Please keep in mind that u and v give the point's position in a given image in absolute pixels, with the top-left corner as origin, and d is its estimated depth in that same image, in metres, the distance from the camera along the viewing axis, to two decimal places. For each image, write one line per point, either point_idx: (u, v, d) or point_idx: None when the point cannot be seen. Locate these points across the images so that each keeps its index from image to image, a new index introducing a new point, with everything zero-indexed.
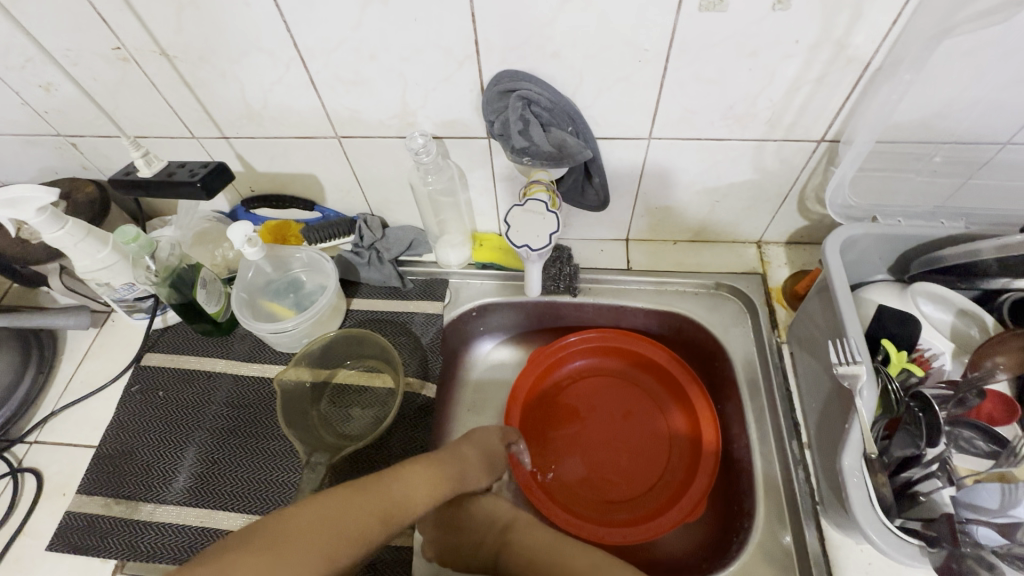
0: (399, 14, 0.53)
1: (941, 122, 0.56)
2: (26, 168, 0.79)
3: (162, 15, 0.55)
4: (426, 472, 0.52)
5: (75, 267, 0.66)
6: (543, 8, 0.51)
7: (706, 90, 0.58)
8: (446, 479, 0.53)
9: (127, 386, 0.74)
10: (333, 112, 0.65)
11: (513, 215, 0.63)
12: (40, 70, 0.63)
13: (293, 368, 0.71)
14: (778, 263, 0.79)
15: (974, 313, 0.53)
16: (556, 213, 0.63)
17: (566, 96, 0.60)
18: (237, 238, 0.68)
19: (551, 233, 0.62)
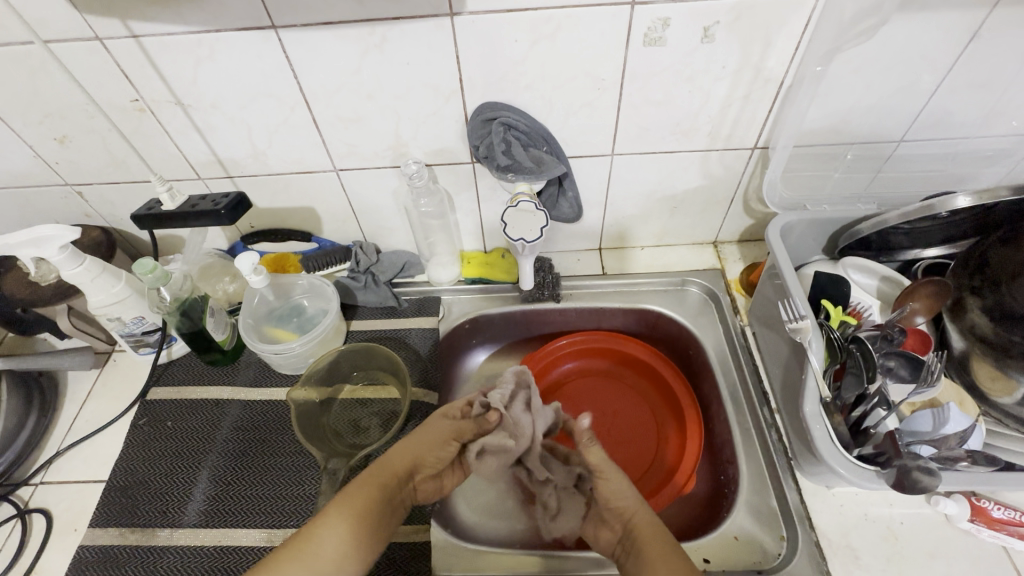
0: (395, 58, 0.62)
1: (845, 127, 0.69)
2: (27, 218, 0.83)
3: (181, 69, 0.63)
4: (347, 512, 0.55)
5: (88, 303, 0.69)
6: (517, 50, 0.62)
7: (656, 110, 0.69)
8: (369, 505, 0.56)
9: (134, 420, 0.76)
10: (332, 147, 0.73)
11: (511, 213, 0.70)
12: (57, 123, 0.69)
13: (301, 386, 0.75)
14: (733, 259, 0.90)
15: (897, 278, 0.63)
16: (544, 210, 0.71)
17: (539, 121, 0.70)
18: (244, 267, 0.73)
19: (542, 227, 0.70)
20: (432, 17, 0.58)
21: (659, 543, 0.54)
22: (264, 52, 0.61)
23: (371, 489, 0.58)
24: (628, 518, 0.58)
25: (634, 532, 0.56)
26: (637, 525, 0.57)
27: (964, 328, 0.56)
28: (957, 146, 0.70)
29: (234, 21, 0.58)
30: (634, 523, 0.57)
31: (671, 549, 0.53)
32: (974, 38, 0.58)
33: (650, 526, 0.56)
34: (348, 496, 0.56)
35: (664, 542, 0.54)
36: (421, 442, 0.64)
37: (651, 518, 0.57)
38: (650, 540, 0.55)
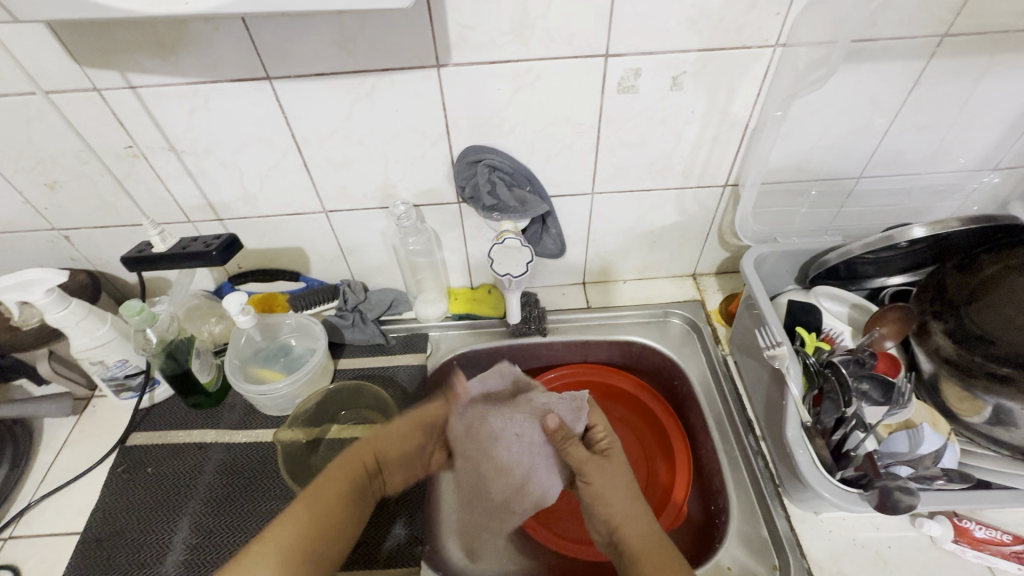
0: (384, 106, 0.65)
1: (807, 164, 0.74)
2: (10, 263, 0.82)
3: (176, 118, 0.65)
4: (306, 511, 0.56)
5: (71, 347, 0.69)
6: (500, 98, 0.66)
7: (633, 152, 0.73)
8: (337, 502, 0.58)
9: (113, 468, 0.74)
10: (322, 189, 0.75)
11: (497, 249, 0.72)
12: (49, 170, 0.70)
13: (287, 428, 0.76)
14: (712, 290, 0.93)
15: (865, 305, 0.67)
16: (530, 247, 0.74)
17: (522, 163, 0.73)
18: (232, 307, 0.74)
19: (527, 262, 0.73)
20: (420, 68, 0.62)
21: (636, 531, 0.56)
22: (257, 100, 0.64)
23: (343, 484, 0.59)
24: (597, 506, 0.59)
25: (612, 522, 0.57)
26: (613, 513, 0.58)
27: (930, 351, 0.58)
28: (912, 181, 0.76)
29: (230, 73, 0.61)
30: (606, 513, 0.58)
31: (651, 540, 0.56)
32: (917, 84, 0.66)
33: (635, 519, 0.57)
34: (323, 495, 0.58)
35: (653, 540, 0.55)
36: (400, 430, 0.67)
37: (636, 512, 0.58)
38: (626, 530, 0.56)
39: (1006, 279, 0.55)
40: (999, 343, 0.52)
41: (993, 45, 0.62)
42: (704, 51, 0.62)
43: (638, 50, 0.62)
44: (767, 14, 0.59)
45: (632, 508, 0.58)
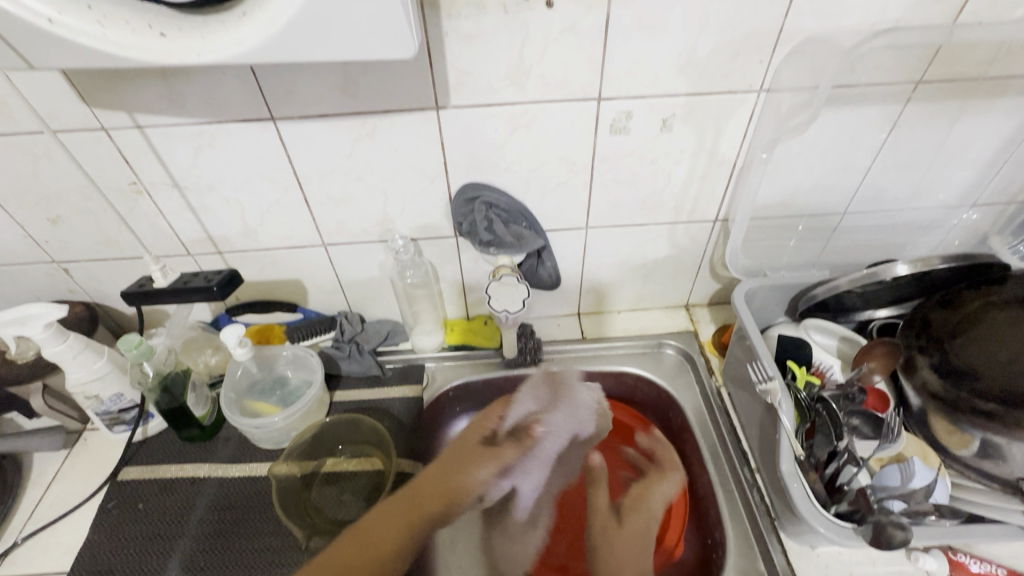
0: (383, 145, 0.67)
1: (794, 201, 0.77)
2: (7, 295, 0.82)
3: (181, 157, 0.67)
4: (361, 538, 0.54)
5: (67, 381, 0.69)
6: (497, 138, 0.68)
7: (624, 189, 0.75)
8: (401, 537, 0.56)
9: (102, 504, 0.73)
10: (322, 224, 0.76)
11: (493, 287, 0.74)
12: (53, 205, 0.71)
13: (283, 461, 0.75)
14: (704, 321, 0.94)
15: (854, 338, 0.69)
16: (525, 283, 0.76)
17: (517, 199, 0.75)
18: (229, 340, 0.74)
19: (524, 299, 0.74)
20: (420, 110, 0.64)
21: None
22: (261, 140, 0.66)
23: (401, 519, 0.57)
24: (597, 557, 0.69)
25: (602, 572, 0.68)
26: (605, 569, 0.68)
27: (917, 385, 0.59)
28: (895, 216, 0.79)
29: (235, 114, 0.63)
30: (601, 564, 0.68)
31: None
32: (894, 127, 0.69)
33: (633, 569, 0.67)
34: (372, 533, 0.55)
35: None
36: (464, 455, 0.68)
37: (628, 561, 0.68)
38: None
39: (988, 314, 0.59)
40: (983, 378, 0.54)
41: (964, 91, 0.65)
42: (692, 95, 0.65)
43: (628, 94, 0.65)
44: (750, 62, 0.62)
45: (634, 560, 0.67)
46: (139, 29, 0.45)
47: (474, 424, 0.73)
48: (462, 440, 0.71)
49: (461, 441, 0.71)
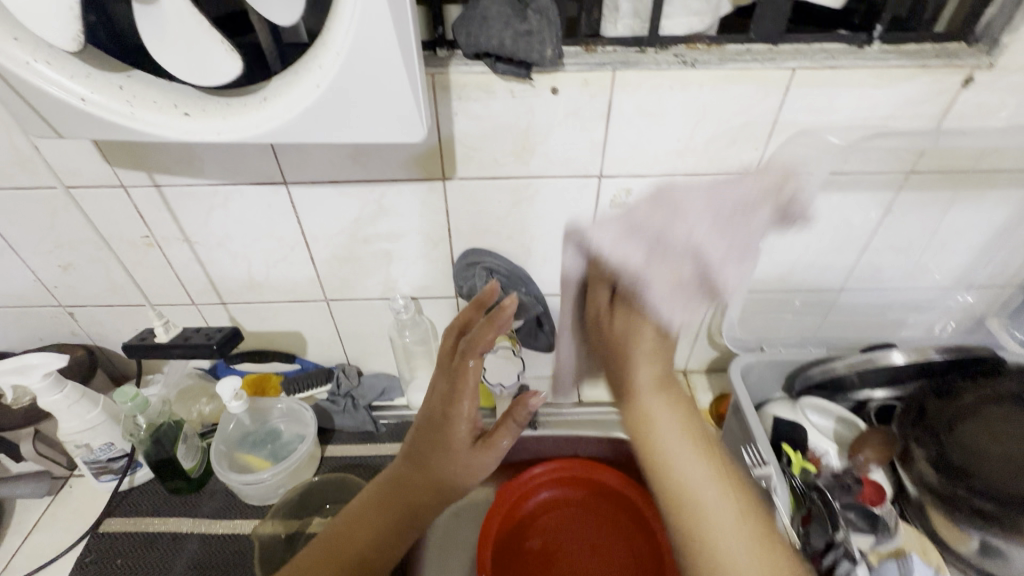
0: (390, 211, 0.70)
1: (790, 276, 0.78)
2: (11, 336, 0.83)
3: (194, 214, 0.69)
4: (341, 535, 0.53)
5: (60, 429, 0.69)
6: (501, 208, 0.70)
7: None
8: (394, 526, 0.54)
9: (81, 557, 0.71)
10: (326, 281, 0.78)
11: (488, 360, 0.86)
12: (65, 253, 0.73)
13: (267, 520, 0.73)
14: (702, 389, 0.94)
15: (850, 420, 0.67)
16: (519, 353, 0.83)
17: (518, 264, 0.77)
18: (226, 393, 0.75)
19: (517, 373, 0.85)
20: (427, 181, 0.67)
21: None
22: (272, 201, 0.68)
23: (379, 513, 0.54)
24: (666, 483, 0.48)
25: (666, 514, 0.47)
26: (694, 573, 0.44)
27: (915, 476, 0.59)
28: (891, 295, 0.80)
29: (249, 177, 0.66)
30: (682, 519, 0.46)
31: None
32: (887, 213, 0.71)
33: (746, 555, 0.43)
34: (345, 535, 0.52)
35: (774, 549, 0.44)
36: (427, 438, 0.54)
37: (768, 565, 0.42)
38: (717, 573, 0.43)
39: (984, 408, 0.60)
40: (978, 477, 0.54)
41: (954, 182, 0.67)
42: (690, 176, 0.68)
43: (628, 173, 0.67)
44: (746, 149, 0.65)
45: (744, 515, 0.45)
46: (164, 107, 0.48)
47: (439, 403, 0.53)
48: (448, 440, 0.53)
49: (448, 437, 0.53)
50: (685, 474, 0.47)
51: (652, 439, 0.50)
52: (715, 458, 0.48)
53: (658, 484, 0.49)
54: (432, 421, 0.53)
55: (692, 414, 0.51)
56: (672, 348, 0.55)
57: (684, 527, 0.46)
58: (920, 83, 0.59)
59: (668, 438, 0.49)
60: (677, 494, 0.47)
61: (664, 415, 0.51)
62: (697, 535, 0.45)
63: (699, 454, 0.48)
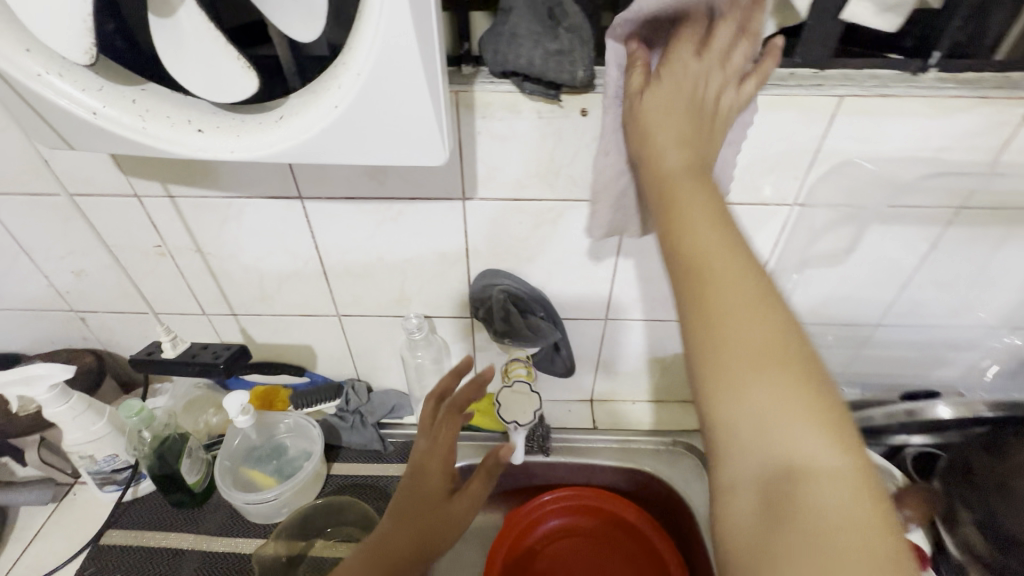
0: (407, 229, 0.67)
1: (823, 310, 0.74)
2: (23, 338, 0.83)
3: (207, 225, 0.68)
4: None
5: (65, 439, 0.68)
6: (522, 229, 0.67)
7: (648, 285, 0.74)
8: None
9: (80, 570, 0.70)
10: (338, 297, 0.76)
11: (503, 395, 0.76)
12: (78, 259, 0.72)
13: (273, 540, 0.71)
14: None
15: (886, 471, 0.66)
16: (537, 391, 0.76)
17: (537, 287, 0.74)
18: (233, 407, 0.73)
19: (534, 410, 0.75)
20: (447, 199, 0.64)
21: (836, 492, 0.32)
22: (287, 215, 0.66)
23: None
24: (691, 289, 0.39)
25: (691, 328, 0.38)
26: (713, 389, 0.36)
27: (959, 543, 0.58)
28: (932, 333, 0.75)
29: (264, 190, 0.64)
30: (702, 326, 0.38)
31: (807, 465, 0.33)
32: (933, 247, 0.67)
33: (768, 386, 0.35)
34: None
35: (803, 363, 0.36)
36: (409, 493, 0.56)
37: (794, 382, 0.35)
38: (730, 383, 0.36)
39: None
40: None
41: (1007, 219, 0.63)
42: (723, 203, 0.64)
43: None
44: (785, 177, 0.61)
45: (780, 330, 0.37)
46: (178, 123, 0.46)
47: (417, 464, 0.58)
48: (428, 493, 0.56)
49: (428, 490, 0.56)
50: (718, 271, 0.38)
51: (680, 238, 0.41)
52: (753, 274, 0.39)
53: (681, 296, 0.39)
54: (412, 478, 0.57)
55: (728, 228, 0.41)
56: (707, 128, 0.46)
57: (700, 341, 0.38)
58: (978, 114, 0.55)
59: (702, 243, 0.40)
60: (706, 304, 0.38)
61: (700, 217, 0.41)
62: (723, 349, 0.36)
63: (737, 266, 0.39)
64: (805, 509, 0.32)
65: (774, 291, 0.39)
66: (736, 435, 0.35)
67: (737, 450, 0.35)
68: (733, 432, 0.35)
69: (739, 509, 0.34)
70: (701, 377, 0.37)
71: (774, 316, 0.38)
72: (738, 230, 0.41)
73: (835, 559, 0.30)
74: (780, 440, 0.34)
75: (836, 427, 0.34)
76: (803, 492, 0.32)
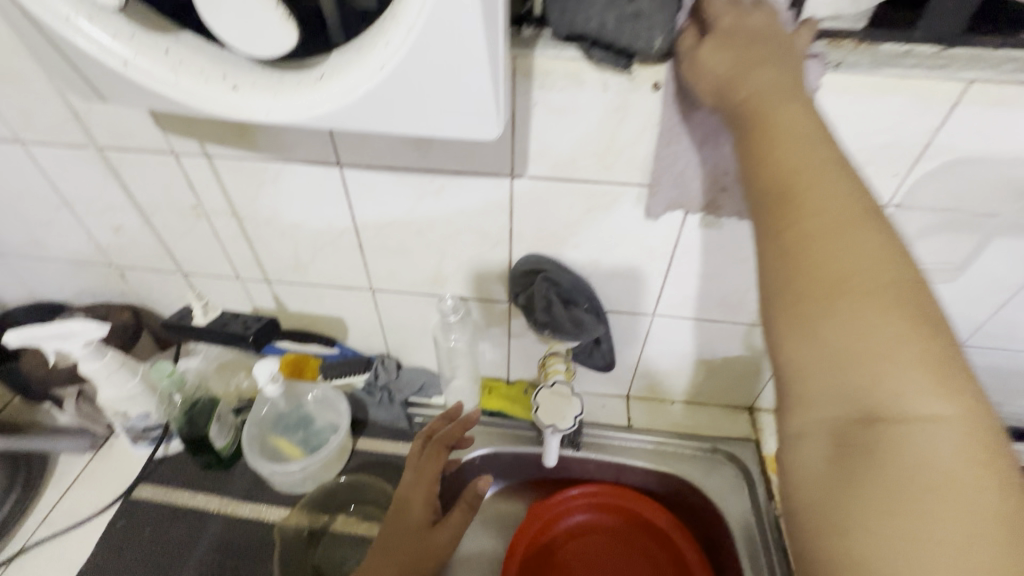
0: (448, 205, 0.63)
1: None
2: (67, 289, 0.84)
3: (244, 188, 0.65)
4: None
5: (100, 396, 0.69)
6: (572, 213, 0.62)
7: (705, 283, 0.67)
8: None
9: (112, 521, 0.72)
10: (373, 270, 0.73)
11: (540, 396, 0.69)
12: (116, 215, 0.71)
13: (297, 510, 0.73)
14: (769, 431, 0.83)
15: None
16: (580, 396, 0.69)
17: (583, 276, 0.68)
18: (262, 375, 0.72)
19: (575, 416, 0.68)
20: (493, 176, 0.59)
21: (929, 437, 0.28)
22: (324, 183, 0.63)
23: None
24: (771, 211, 0.35)
25: (769, 265, 0.35)
26: (784, 326, 0.34)
27: None
28: None
29: (302, 155, 0.60)
30: (782, 264, 0.34)
31: (899, 413, 0.29)
32: None
33: (872, 337, 0.30)
34: None
35: (905, 293, 0.31)
36: (394, 528, 0.65)
37: (887, 321, 0.30)
38: (808, 318, 0.33)
39: None
40: None
41: None
42: None
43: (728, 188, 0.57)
44: (882, 174, 0.53)
45: (874, 258, 0.32)
46: (212, 79, 0.42)
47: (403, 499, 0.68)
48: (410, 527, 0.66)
49: (410, 524, 0.66)
50: (804, 195, 0.34)
51: (763, 148, 0.36)
52: (851, 194, 0.34)
53: (759, 221, 0.36)
54: (398, 512, 0.67)
55: (822, 145, 0.35)
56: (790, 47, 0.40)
57: (777, 292, 0.34)
58: None
59: (791, 162, 0.35)
60: (786, 228, 0.34)
61: (794, 131, 0.35)
62: (801, 290, 0.33)
63: (832, 185, 0.34)
64: (887, 459, 0.29)
65: (873, 211, 0.34)
66: (810, 376, 0.32)
67: (811, 400, 0.32)
68: (805, 370, 0.32)
69: (808, 451, 0.32)
70: (776, 327, 0.34)
71: (871, 239, 0.33)
72: (836, 147, 0.36)
73: (917, 513, 0.27)
74: (859, 379, 0.30)
75: (945, 371, 0.29)
76: (887, 443, 0.29)
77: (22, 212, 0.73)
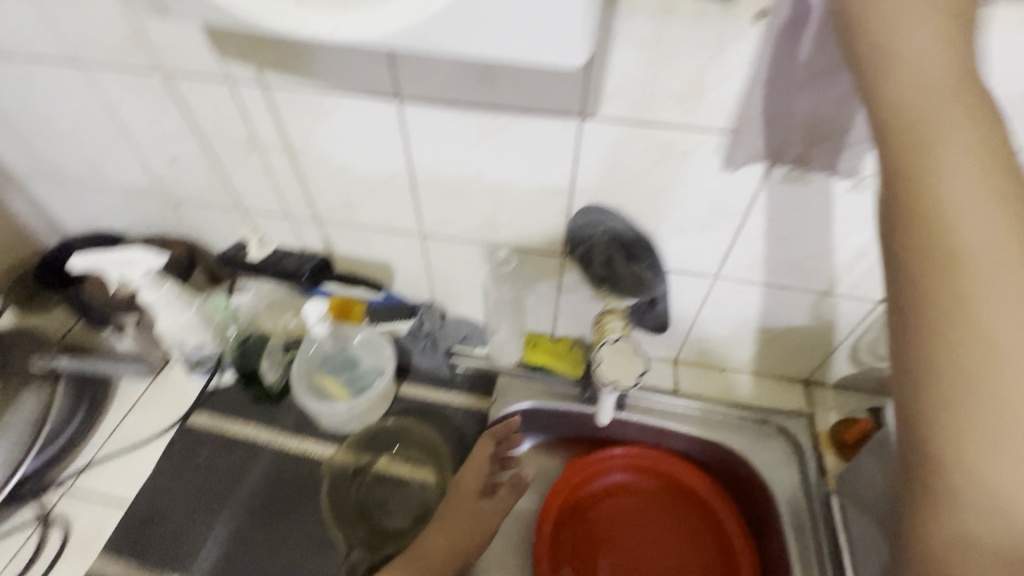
0: (510, 147, 0.59)
1: None
2: (124, 219, 0.85)
3: (298, 121, 0.63)
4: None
5: (158, 326, 0.71)
6: (642, 161, 0.57)
7: (779, 245, 0.62)
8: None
9: (170, 444, 0.75)
10: (425, 214, 0.70)
11: (604, 349, 0.67)
12: (171, 145, 0.70)
13: (342, 449, 0.75)
14: (825, 406, 0.79)
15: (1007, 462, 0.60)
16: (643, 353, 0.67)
17: (646, 231, 0.65)
18: (311, 315, 0.73)
19: (638, 373, 0.66)
20: (562, 116, 0.55)
21: None
22: (382, 118, 0.60)
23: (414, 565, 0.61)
24: (913, 228, 0.27)
25: (909, 296, 0.28)
26: (941, 383, 0.26)
27: None
28: None
29: (360, 86, 0.57)
30: (931, 298, 0.27)
31: None
32: None
33: None
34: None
35: None
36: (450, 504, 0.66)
37: None
38: (980, 364, 0.25)
39: None
40: None
41: None
42: None
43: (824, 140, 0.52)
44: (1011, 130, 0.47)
45: None
46: None
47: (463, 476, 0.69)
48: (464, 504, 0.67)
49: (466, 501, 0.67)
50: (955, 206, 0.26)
51: (900, 135, 0.28)
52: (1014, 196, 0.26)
53: (891, 233, 0.29)
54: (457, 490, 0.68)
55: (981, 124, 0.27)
56: None
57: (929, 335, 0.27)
58: None
59: (937, 163, 0.27)
60: (933, 251, 0.27)
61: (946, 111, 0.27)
62: (958, 332, 0.26)
63: (986, 177, 0.26)
64: None
65: None
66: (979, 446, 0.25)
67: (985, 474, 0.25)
68: (979, 431, 0.25)
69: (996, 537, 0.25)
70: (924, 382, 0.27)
71: None
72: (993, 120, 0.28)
73: None
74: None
75: None
76: None
77: (81, 137, 0.73)
